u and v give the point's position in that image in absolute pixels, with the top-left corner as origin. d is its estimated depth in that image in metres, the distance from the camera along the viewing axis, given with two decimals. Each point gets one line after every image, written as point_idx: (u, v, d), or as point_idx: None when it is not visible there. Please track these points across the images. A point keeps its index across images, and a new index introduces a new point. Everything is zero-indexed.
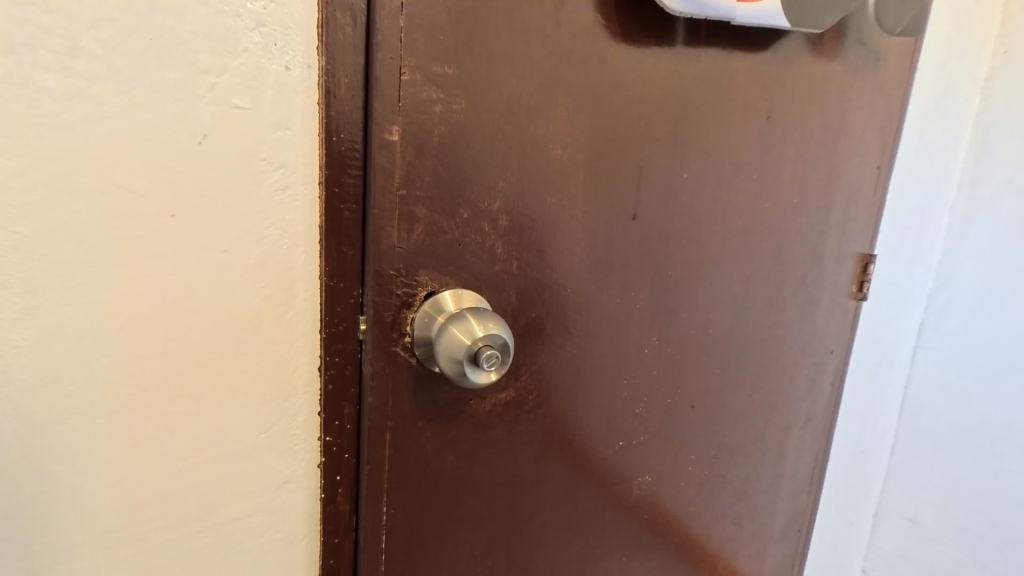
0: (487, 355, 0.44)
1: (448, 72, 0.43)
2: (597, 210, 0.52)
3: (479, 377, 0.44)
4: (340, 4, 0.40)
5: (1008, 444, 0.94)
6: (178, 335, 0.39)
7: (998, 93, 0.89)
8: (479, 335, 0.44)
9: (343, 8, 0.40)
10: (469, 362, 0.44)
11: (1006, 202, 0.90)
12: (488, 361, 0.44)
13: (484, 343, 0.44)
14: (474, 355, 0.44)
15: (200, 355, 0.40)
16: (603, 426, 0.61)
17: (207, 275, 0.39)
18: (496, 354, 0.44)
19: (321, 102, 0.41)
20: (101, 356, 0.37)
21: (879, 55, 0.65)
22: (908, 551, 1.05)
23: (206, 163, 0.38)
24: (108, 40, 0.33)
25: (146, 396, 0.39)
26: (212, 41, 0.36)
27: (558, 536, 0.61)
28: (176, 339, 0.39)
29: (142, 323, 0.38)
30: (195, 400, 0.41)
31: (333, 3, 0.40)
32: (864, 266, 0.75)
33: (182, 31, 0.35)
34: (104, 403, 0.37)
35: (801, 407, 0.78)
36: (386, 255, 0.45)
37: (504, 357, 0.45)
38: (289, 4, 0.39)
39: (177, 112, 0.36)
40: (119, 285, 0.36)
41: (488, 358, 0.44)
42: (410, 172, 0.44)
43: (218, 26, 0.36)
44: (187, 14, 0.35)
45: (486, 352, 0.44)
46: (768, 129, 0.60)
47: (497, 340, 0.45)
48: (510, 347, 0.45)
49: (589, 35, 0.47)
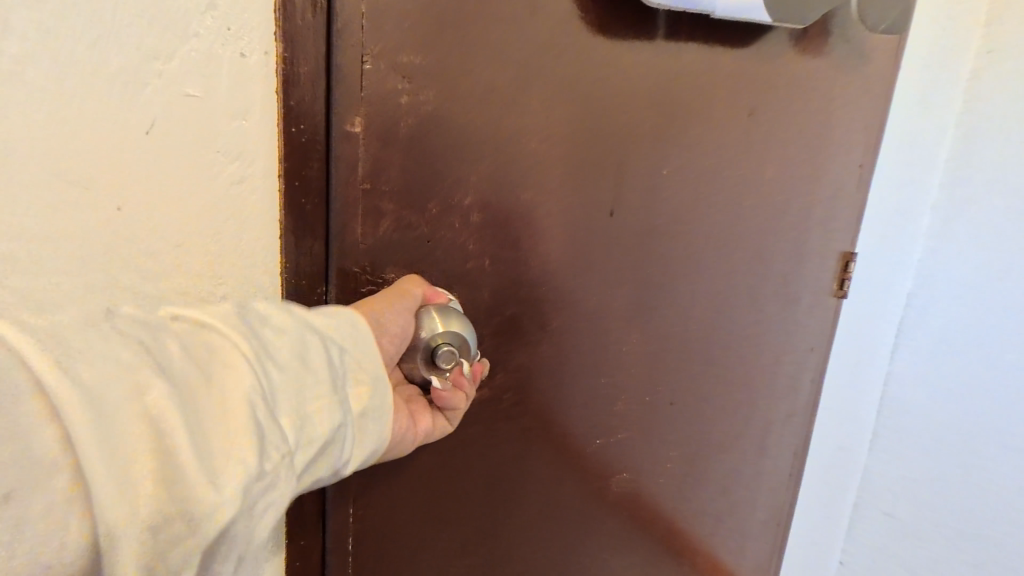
0: (444, 352, 0.45)
1: (414, 63, 0.41)
2: (575, 206, 0.52)
3: (436, 372, 0.46)
4: None
5: (982, 440, 0.94)
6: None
7: (981, 93, 0.89)
8: (438, 333, 0.45)
9: None
10: (428, 358, 0.46)
11: (989, 201, 0.90)
12: (446, 358, 0.45)
13: (442, 340, 0.45)
14: (432, 350, 0.45)
15: None
16: (584, 424, 0.60)
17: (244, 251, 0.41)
18: (454, 350, 0.46)
19: (281, 91, 0.39)
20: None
21: (863, 52, 0.65)
22: (887, 545, 1.06)
23: (154, 154, 0.37)
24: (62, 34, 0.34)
25: None
26: (158, 25, 0.36)
27: (539, 534, 0.61)
28: None
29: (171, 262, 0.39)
30: None
31: None
32: (846, 264, 0.75)
33: (126, 14, 0.35)
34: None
35: (782, 404, 0.78)
36: (350, 251, 0.44)
37: (464, 352, 0.47)
38: None
39: (122, 101, 0.36)
40: (73, 280, 0.37)
41: (445, 355, 0.45)
42: (374, 166, 0.42)
43: (164, 8, 0.35)
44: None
45: (443, 349, 0.45)
46: (750, 126, 0.59)
47: (457, 338, 0.46)
48: (469, 343, 0.47)
49: (566, 27, 0.46)
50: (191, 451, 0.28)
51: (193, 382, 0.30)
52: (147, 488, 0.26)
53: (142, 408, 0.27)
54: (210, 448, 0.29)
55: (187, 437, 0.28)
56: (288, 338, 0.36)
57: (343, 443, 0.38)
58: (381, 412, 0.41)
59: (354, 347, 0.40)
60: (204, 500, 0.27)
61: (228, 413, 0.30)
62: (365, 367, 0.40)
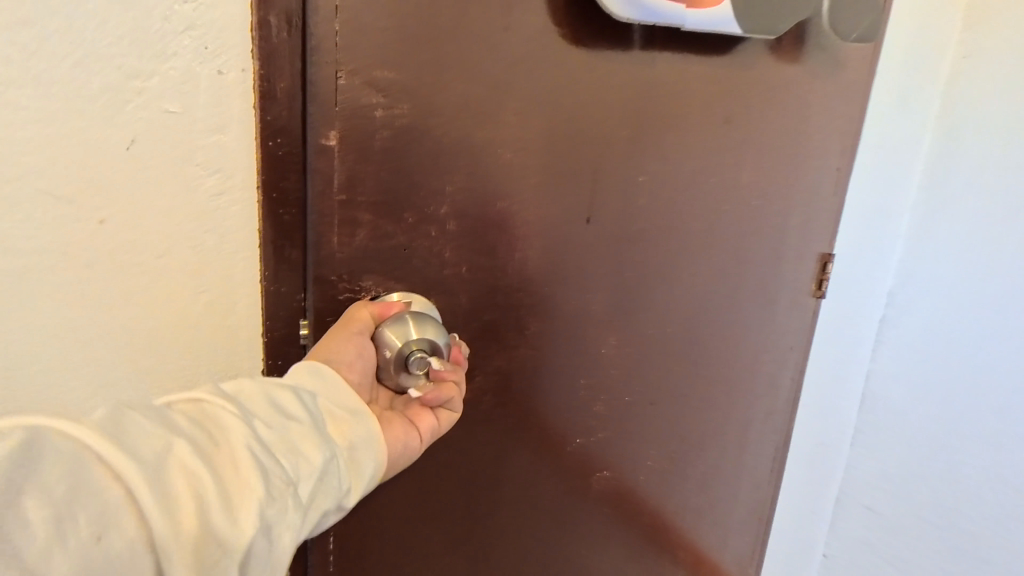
0: (416, 358, 0.46)
1: (389, 77, 0.42)
2: (551, 213, 0.53)
3: (411, 378, 0.47)
4: (276, 8, 0.39)
5: (960, 434, 0.97)
6: (117, 327, 0.42)
7: (957, 98, 0.91)
8: (411, 339, 0.46)
9: (279, 12, 0.39)
10: (402, 364, 0.46)
11: (965, 203, 0.92)
12: (419, 363, 0.46)
13: (415, 346, 0.46)
14: (405, 357, 0.46)
15: (146, 346, 0.43)
16: (564, 423, 0.62)
17: (223, 261, 0.43)
18: (428, 355, 0.46)
19: (258, 106, 0.41)
20: (47, 342, 0.42)
21: (838, 60, 0.67)
22: (869, 538, 1.09)
23: (135, 168, 0.39)
24: (54, 57, 0.36)
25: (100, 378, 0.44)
26: (137, 46, 0.37)
27: (521, 532, 0.63)
28: (122, 334, 0.43)
29: (154, 271, 0.42)
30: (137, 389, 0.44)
31: (269, 7, 0.39)
32: (824, 265, 0.77)
33: (106, 36, 0.37)
34: (51, 376, 0.43)
35: (762, 401, 0.80)
36: (328, 261, 0.45)
37: (439, 355, 0.47)
38: (220, 7, 0.39)
39: (104, 119, 0.38)
40: (70, 284, 0.41)
41: (418, 360, 0.46)
42: (351, 177, 0.43)
43: (143, 30, 0.37)
44: (109, 19, 0.37)
45: (416, 355, 0.46)
46: (726, 133, 0.61)
47: (430, 344, 0.46)
48: (445, 346, 0.47)
49: (542, 39, 0.48)
50: (217, 501, 0.29)
51: (201, 442, 0.30)
52: (190, 540, 0.27)
53: (175, 466, 0.28)
54: (229, 496, 0.29)
55: (213, 489, 0.29)
56: (266, 392, 0.36)
57: (342, 481, 0.37)
58: (370, 444, 0.41)
59: (326, 390, 0.41)
60: (233, 542, 0.29)
61: (238, 464, 0.31)
62: (340, 405, 0.41)
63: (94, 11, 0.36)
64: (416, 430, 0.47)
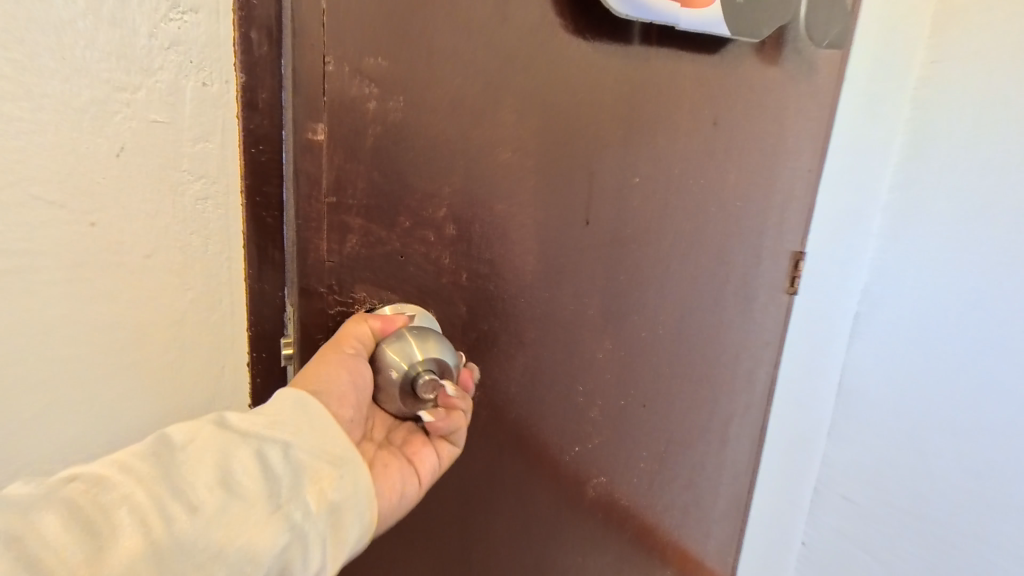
0: (424, 380, 0.43)
1: (379, 65, 0.40)
2: (547, 216, 0.52)
3: (419, 402, 0.44)
4: (257, 24, 0.39)
5: (928, 427, 0.99)
6: (104, 324, 0.45)
7: (925, 99, 0.94)
8: (418, 360, 0.43)
9: (260, 29, 0.39)
10: (409, 386, 0.44)
11: (935, 201, 0.95)
12: (427, 386, 0.43)
13: (422, 368, 0.43)
14: (412, 379, 0.43)
15: (135, 340, 0.46)
16: (559, 431, 0.60)
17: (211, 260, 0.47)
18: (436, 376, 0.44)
19: (243, 115, 0.41)
20: (35, 340, 0.44)
21: (811, 66, 0.67)
22: (844, 528, 1.11)
23: (123, 174, 0.42)
24: (41, 72, 0.39)
25: (91, 375, 0.46)
26: (122, 60, 0.40)
27: (513, 544, 0.61)
28: (115, 332, 0.45)
29: (143, 270, 0.45)
30: (126, 381, 0.47)
31: (250, 22, 0.39)
32: (795, 263, 0.78)
33: (93, 51, 0.39)
34: (46, 371, 0.45)
35: (739, 399, 0.80)
36: (315, 270, 0.43)
37: (447, 376, 0.45)
38: (200, 23, 0.41)
39: (93, 128, 0.41)
40: (61, 281, 0.43)
41: (426, 383, 0.43)
42: (340, 179, 0.41)
43: (130, 46, 0.40)
44: (98, 35, 0.39)
45: (423, 377, 0.43)
46: (714, 135, 0.61)
47: (437, 364, 0.44)
48: (452, 366, 0.45)
49: (533, 33, 0.46)
50: None
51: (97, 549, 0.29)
52: None
53: None
54: None
55: None
56: (215, 458, 0.34)
57: (309, 549, 0.36)
58: (355, 496, 0.38)
59: (305, 440, 0.37)
60: None
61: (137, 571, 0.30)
62: (320, 456, 0.38)
63: (82, 28, 0.39)
64: (408, 469, 0.45)
